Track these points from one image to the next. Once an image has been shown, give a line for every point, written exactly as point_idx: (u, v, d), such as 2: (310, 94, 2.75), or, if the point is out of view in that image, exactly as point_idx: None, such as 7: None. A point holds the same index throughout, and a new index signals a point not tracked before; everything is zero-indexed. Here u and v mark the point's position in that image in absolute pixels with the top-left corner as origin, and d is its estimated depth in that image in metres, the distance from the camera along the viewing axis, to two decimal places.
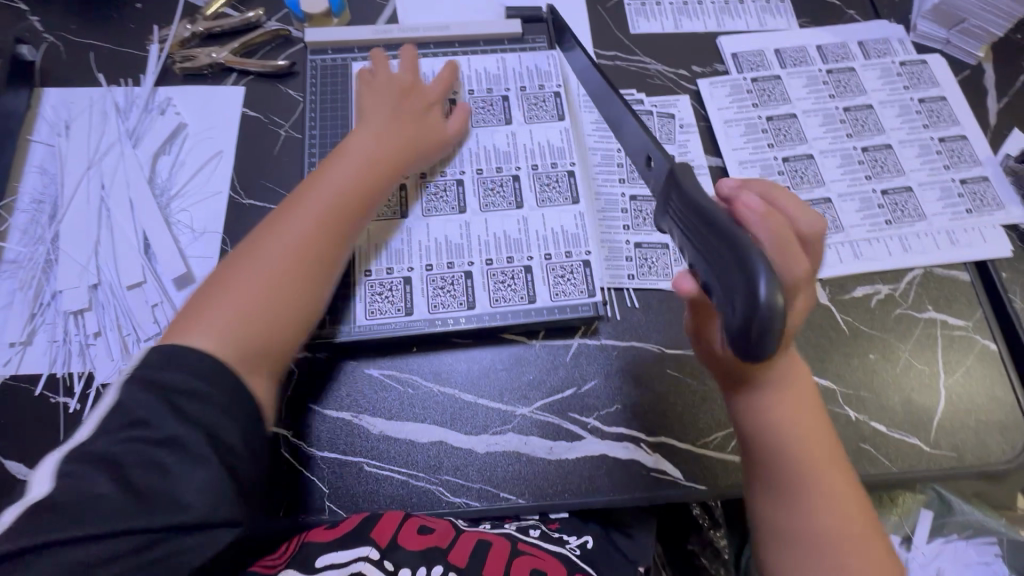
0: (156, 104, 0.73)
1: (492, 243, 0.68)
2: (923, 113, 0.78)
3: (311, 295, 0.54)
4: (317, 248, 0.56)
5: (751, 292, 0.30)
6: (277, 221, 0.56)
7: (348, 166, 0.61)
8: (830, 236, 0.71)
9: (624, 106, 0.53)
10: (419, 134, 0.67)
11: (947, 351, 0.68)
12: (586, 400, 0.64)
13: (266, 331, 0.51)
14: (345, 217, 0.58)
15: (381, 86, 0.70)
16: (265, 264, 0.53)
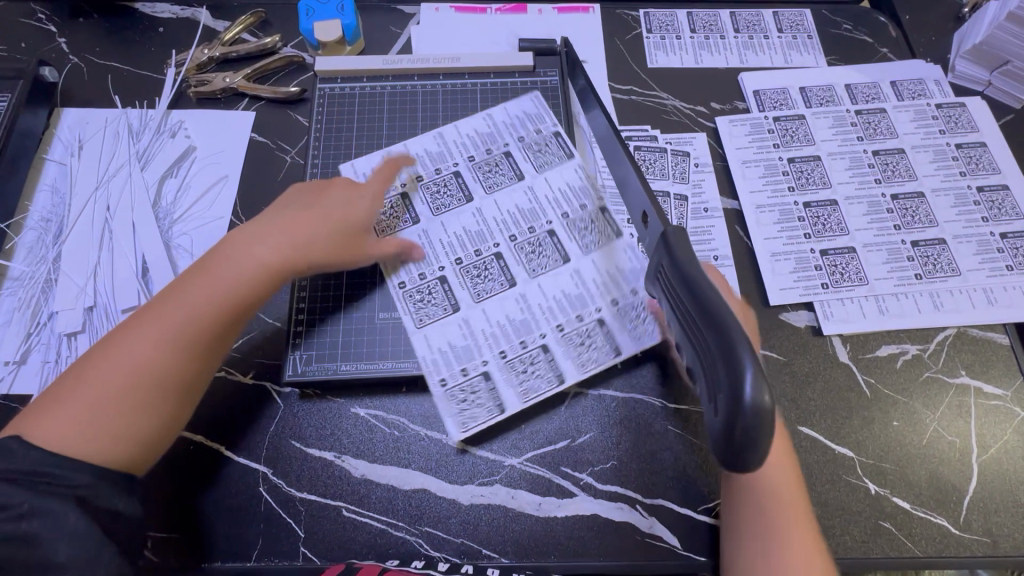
0: (167, 127, 0.74)
1: (509, 293, 0.63)
2: (960, 159, 0.73)
3: (151, 412, 0.52)
4: (166, 364, 0.53)
5: (733, 382, 0.34)
6: (135, 325, 0.54)
7: (221, 272, 0.57)
8: (853, 289, 0.67)
9: (628, 164, 0.54)
10: (337, 242, 0.62)
11: (980, 423, 0.62)
12: (579, 453, 0.60)
13: (106, 443, 0.50)
14: (204, 328, 0.55)
15: (304, 183, 0.66)
16: (121, 368, 0.52)
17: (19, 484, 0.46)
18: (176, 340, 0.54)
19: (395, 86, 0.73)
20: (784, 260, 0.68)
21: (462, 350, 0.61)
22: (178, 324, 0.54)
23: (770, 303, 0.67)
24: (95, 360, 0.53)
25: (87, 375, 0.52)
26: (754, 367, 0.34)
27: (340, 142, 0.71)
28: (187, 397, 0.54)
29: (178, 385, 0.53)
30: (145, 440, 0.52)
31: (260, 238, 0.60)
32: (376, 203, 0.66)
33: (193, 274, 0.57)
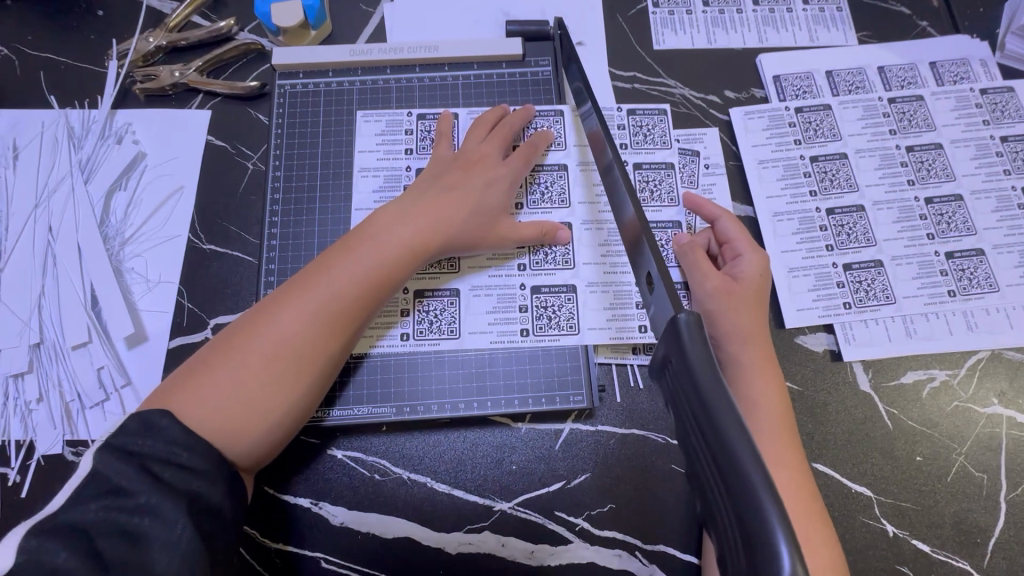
0: (113, 130, 0.66)
1: (514, 320, 0.58)
2: (1005, 155, 0.65)
3: (299, 393, 0.48)
4: (316, 344, 0.49)
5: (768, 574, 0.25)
6: (282, 299, 0.49)
7: (370, 247, 0.52)
8: (878, 309, 0.60)
9: (623, 182, 0.46)
10: (483, 214, 0.56)
11: (1012, 458, 0.57)
12: (575, 496, 0.55)
13: (247, 426, 0.45)
14: (356, 307, 0.50)
15: (445, 152, 0.59)
16: (263, 347, 0.47)
17: (146, 468, 0.40)
18: (329, 318, 0.49)
19: (365, 81, 0.64)
20: (803, 276, 0.61)
21: (462, 388, 0.57)
22: (332, 300, 0.49)
23: (785, 325, 0.60)
24: (240, 335, 0.48)
25: (234, 350, 0.47)
26: (796, 555, 0.25)
27: (303, 147, 0.62)
28: (330, 378, 0.51)
29: (328, 365, 0.50)
30: (287, 421, 0.48)
31: (403, 211, 0.54)
32: (524, 169, 0.59)
33: (342, 249, 0.52)
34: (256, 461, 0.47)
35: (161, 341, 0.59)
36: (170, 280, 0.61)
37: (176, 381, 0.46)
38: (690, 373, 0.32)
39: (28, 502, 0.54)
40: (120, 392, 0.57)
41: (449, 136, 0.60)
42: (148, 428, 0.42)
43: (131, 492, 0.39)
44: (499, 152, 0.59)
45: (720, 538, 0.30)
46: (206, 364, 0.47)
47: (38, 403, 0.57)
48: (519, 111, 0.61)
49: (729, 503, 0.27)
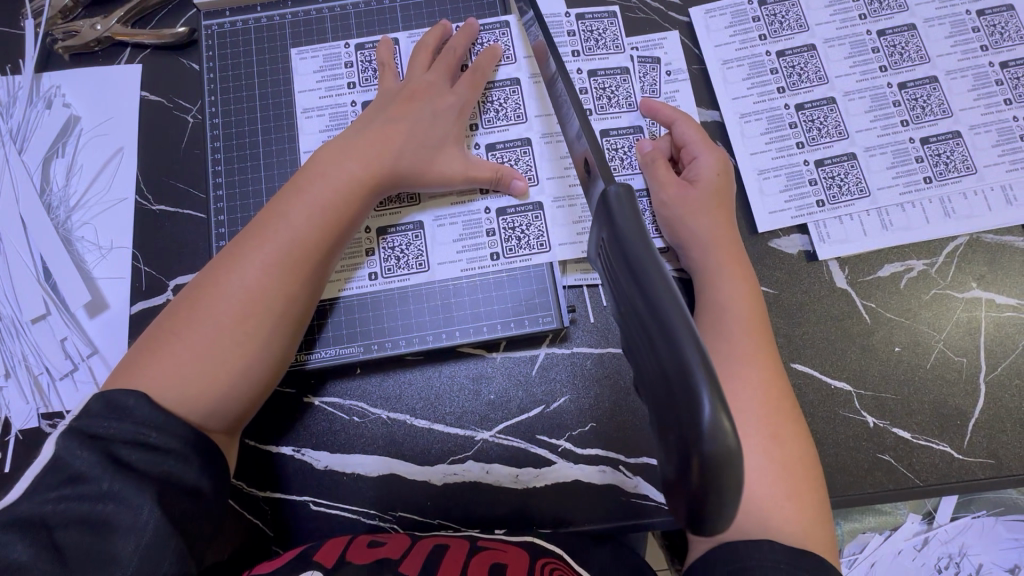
0: (41, 95, 0.62)
1: (483, 245, 0.57)
2: (982, 29, 0.62)
3: (268, 344, 0.46)
4: (276, 292, 0.46)
5: (693, 420, 0.26)
6: (231, 254, 0.47)
7: (317, 186, 0.49)
8: (852, 203, 0.59)
9: (566, 90, 0.43)
10: (438, 144, 0.54)
11: (991, 340, 0.56)
12: (556, 419, 0.55)
13: (219, 385, 0.44)
14: (314, 249, 0.48)
15: (390, 84, 0.56)
16: (221, 305, 0.45)
17: (106, 452, 0.38)
18: (285, 264, 0.47)
19: (297, 14, 0.60)
20: (774, 177, 0.59)
21: (429, 322, 0.56)
22: (285, 247, 0.47)
23: (758, 229, 0.59)
24: (194, 299, 0.46)
25: (192, 316, 0.45)
26: (716, 400, 0.25)
27: (241, 92, 0.59)
28: (300, 324, 0.49)
29: (294, 312, 0.48)
30: (263, 374, 0.47)
31: (348, 146, 0.51)
32: (474, 94, 0.56)
33: (288, 194, 0.49)
34: (239, 417, 0.47)
35: (123, 307, 0.58)
36: (123, 244, 0.59)
37: (136, 358, 0.44)
38: (621, 244, 0.31)
39: (11, 479, 0.53)
40: (88, 361, 0.57)
41: (392, 65, 0.57)
42: (115, 410, 0.40)
43: (91, 477, 0.37)
44: (444, 81, 0.56)
45: (657, 403, 0.31)
46: (164, 335, 0.45)
47: (7, 379, 0.56)
48: (463, 30, 0.58)
49: (658, 362, 0.28)
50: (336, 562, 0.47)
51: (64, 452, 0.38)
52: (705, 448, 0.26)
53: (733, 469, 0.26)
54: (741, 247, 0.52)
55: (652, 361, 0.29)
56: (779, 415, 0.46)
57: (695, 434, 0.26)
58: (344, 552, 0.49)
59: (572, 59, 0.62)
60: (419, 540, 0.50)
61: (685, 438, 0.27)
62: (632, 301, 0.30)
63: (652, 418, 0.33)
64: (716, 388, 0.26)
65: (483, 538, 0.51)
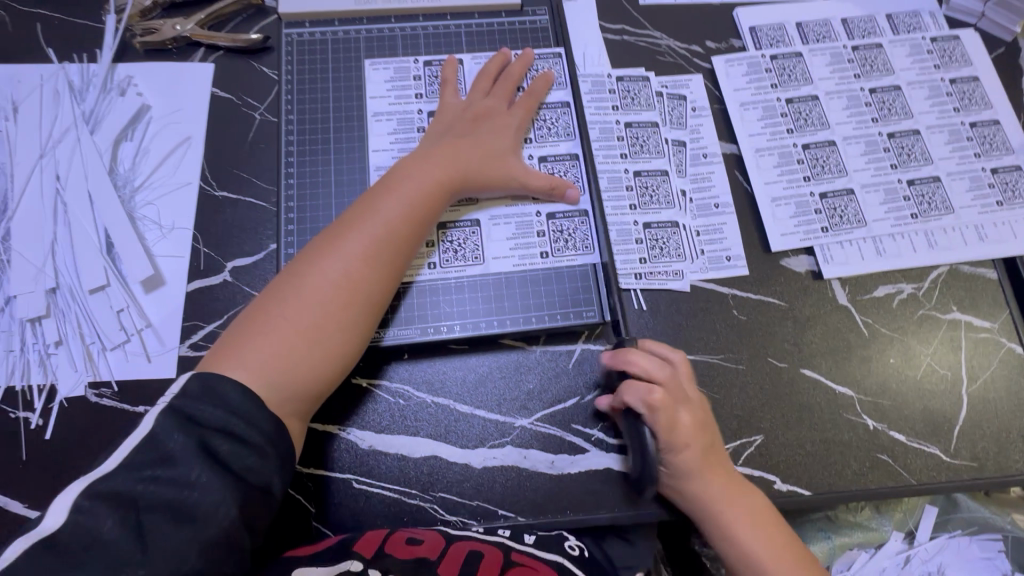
0: (116, 83, 0.66)
1: (533, 245, 0.62)
2: (954, 95, 0.73)
3: (356, 330, 0.51)
4: (362, 288, 0.51)
5: None
6: (323, 250, 0.52)
7: (401, 192, 0.55)
8: (852, 232, 0.67)
9: None
10: (500, 159, 0.60)
11: (971, 356, 0.64)
12: (590, 409, 0.59)
13: (307, 370, 0.48)
14: (397, 246, 0.53)
15: (452, 103, 0.62)
16: (315, 294, 0.50)
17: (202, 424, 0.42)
18: (371, 261, 0.52)
19: (370, 30, 0.67)
20: (785, 205, 0.67)
21: (480, 311, 0.60)
22: (376, 242, 0.52)
23: (771, 248, 0.66)
24: (285, 292, 0.50)
25: (281, 308, 0.49)
26: None
27: (314, 94, 0.64)
28: (379, 316, 0.53)
29: (374, 305, 0.52)
30: (345, 359, 0.51)
31: (423, 159, 0.57)
32: (527, 116, 0.63)
33: (375, 196, 0.55)
34: (315, 402, 0.50)
35: (179, 285, 0.60)
36: (184, 226, 0.62)
37: (229, 346, 0.48)
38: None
39: (53, 445, 0.54)
40: (142, 333, 0.58)
41: (454, 84, 0.64)
42: (210, 393, 0.44)
43: (180, 462, 0.41)
44: (501, 104, 0.63)
45: None
46: (257, 325, 0.49)
47: (58, 346, 0.57)
48: (520, 59, 0.65)
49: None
50: (376, 554, 0.50)
51: (160, 431, 0.42)
52: None
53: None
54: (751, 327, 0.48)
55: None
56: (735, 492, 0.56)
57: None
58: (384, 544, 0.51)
59: (611, 113, 0.68)
60: (454, 542, 0.52)
61: None
62: None
63: None
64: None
65: (516, 548, 0.53)
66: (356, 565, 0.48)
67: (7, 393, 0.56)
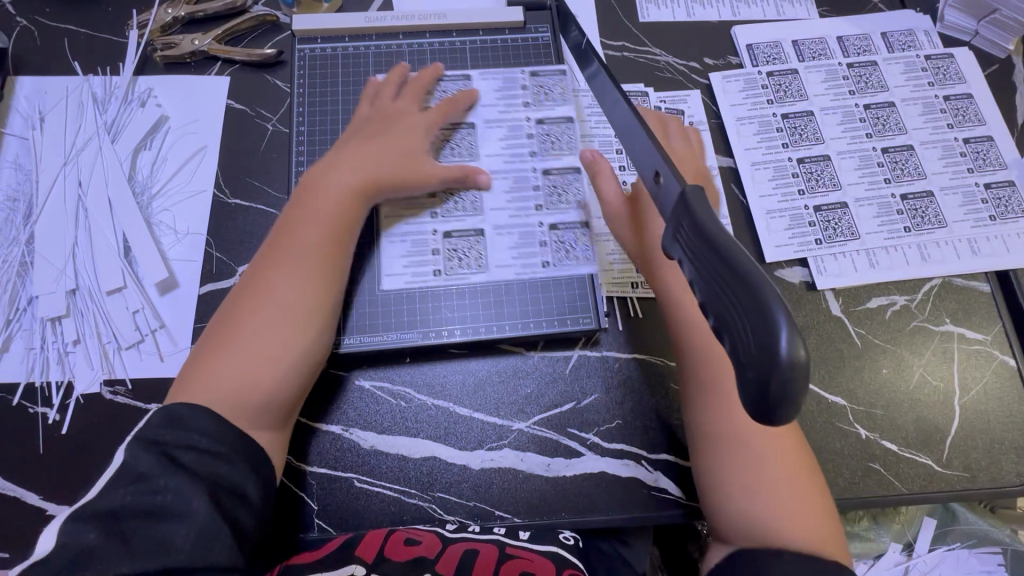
0: (136, 94, 0.69)
1: (535, 255, 0.64)
2: (948, 111, 0.74)
3: (307, 341, 0.53)
4: (301, 300, 0.53)
5: (767, 342, 0.27)
6: (263, 272, 0.54)
7: (311, 206, 0.57)
8: (845, 244, 0.68)
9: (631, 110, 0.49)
10: (416, 159, 0.63)
11: (963, 368, 0.65)
12: (586, 414, 0.61)
13: (262, 384, 0.50)
14: (330, 255, 0.56)
15: (361, 112, 0.65)
16: (263, 314, 0.52)
17: None
18: (303, 274, 0.54)
19: (379, 46, 0.70)
20: (779, 217, 0.69)
21: (482, 316, 0.62)
22: (308, 254, 0.55)
23: (765, 260, 0.68)
24: (234, 317, 0.52)
25: (230, 333, 0.52)
26: (793, 328, 0.26)
27: (325, 107, 0.67)
28: (328, 323, 0.55)
29: (319, 314, 0.54)
30: (301, 370, 0.53)
31: (315, 175, 0.60)
32: (440, 117, 0.66)
33: (289, 216, 0.57)
34: (283, 412, 0.52)
35: (192, 288, 0.63)
36: (199, 231, 0.65)
37: (186, 377, 0.50)
38: (692, 215, 0.33)
39: (70, 440, 0.57)
40: (156, 333, 0.61)
41: (376, 94, 0.66)
42: (177, 422, 0.46)
43: (151, 476, 0.43)
44: (408, 106, 0.65)
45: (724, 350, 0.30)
46: (212, 352, 0.51)
47: (75, 345, 0.60)
48: (394, 69, 0.67)
49: (731, 304, 0.29)
50: (376, 558, 0.53)
51: (129, 457, 0.44)
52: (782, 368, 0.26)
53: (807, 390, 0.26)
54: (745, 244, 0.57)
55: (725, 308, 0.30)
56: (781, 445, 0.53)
57: (772, 363, 0.27)
58: (383, 547, 0.54)
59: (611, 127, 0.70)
60: (451, 542, 0.55)
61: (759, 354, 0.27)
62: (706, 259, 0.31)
63: None
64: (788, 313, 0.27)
65: (510, 543, 0.57)
66: (359, 570, 0.52)
67: (27, 389, 0.58)
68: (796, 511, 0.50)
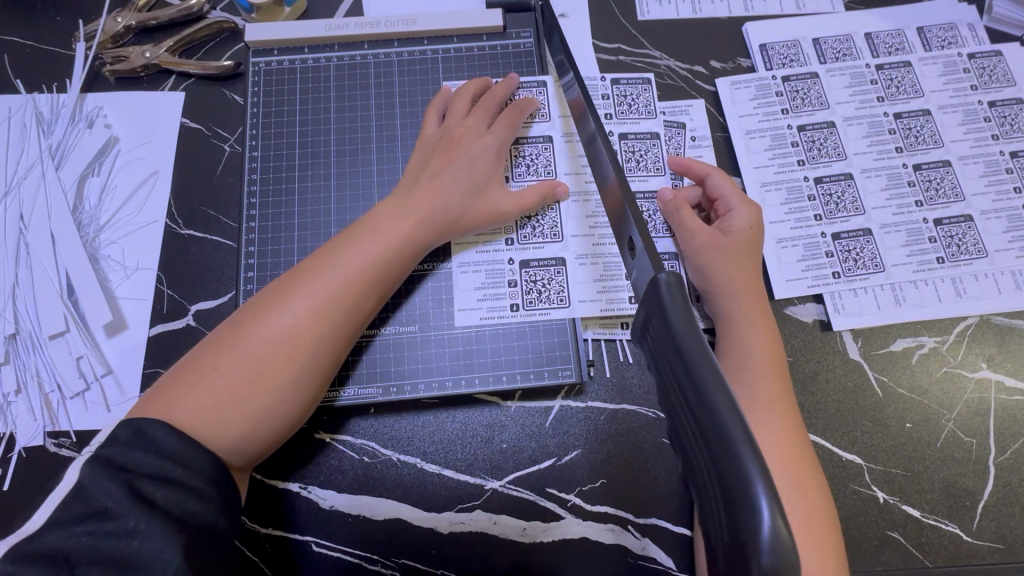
0: (84, 114, 0.64)
1: (505, 295, 0.58)
2: (993, 120, 0.65)
3: (308, 387, 0.46)
4: (315, 341, 0.46)
5: (744, 521, 0.24)
6: (285, 294, 0.47)
7: (365, 242, 0.50)
8: (868, 277, 0.60)
9: (604, 151, 0.44)
10: (481, 192, 0.56)
11: (1000, 422, 0.57)
12: (566, 472, 0.55)
13: (251, 424, 0.44)
14: (362, 295, 0.49)
15: (430, 131, 0.58)
16: (272, 343, 0.45)
17: (135, 489, 0.37)
18: (327, 315, 0.47)
19: (342, 57, 0.63)
20: (792, 247, 0.61)
21: (449, 366, 0.57)
22: (343, 290, 0.48)
23: (775, 296, 0.60)
24: (240, 333, 0.45)
25: (230, 353, 0.44)
26: (774, 505, 0.24)
27: (282, 128, 0.61)
28: (331, 371, 0.48)
29: (325, 361, 0.47)
30: (292, 416, 0.46)
31: (396, 201, 0.53)
32: (511, 134, 0.58)
33: (341, 240, 0.50)
34: (258, 453, 0.46)
35: (141, 330, 0.58)
36: (148, 267, 0.60)
37: (169, 387, 0.43)
38: (672, 336, 0.30)
39: (10, 498, 0.53)
40: (102, 381, 0.56)
41: (443, 110, 0.60)
42: (143, 440, 0.39)
43: (117, 514, 0.36)
44: (481, 124, 0.58)
45: (701, 495, 0.29)
46: (203, 366, 0.44)
47: (18, 395, 0.56)
48: (473, 81, 0.61)
49: (707, 457, 0.27)
50: None
51: (88, 482, 0.37)
52: (760, 552, 0.24)
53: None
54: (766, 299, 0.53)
55: (702, 459, 0.27)
56: (797, 467, 0.46)
57: (751, 546, 0.24)
58: None
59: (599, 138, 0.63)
60: None
61: (737, 532, 0.25)
62: (680, 389, 0.29)
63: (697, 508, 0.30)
64: (771, 485, 0.25)
65: None
66: None
67: None
68: (811, 560, 0.43)
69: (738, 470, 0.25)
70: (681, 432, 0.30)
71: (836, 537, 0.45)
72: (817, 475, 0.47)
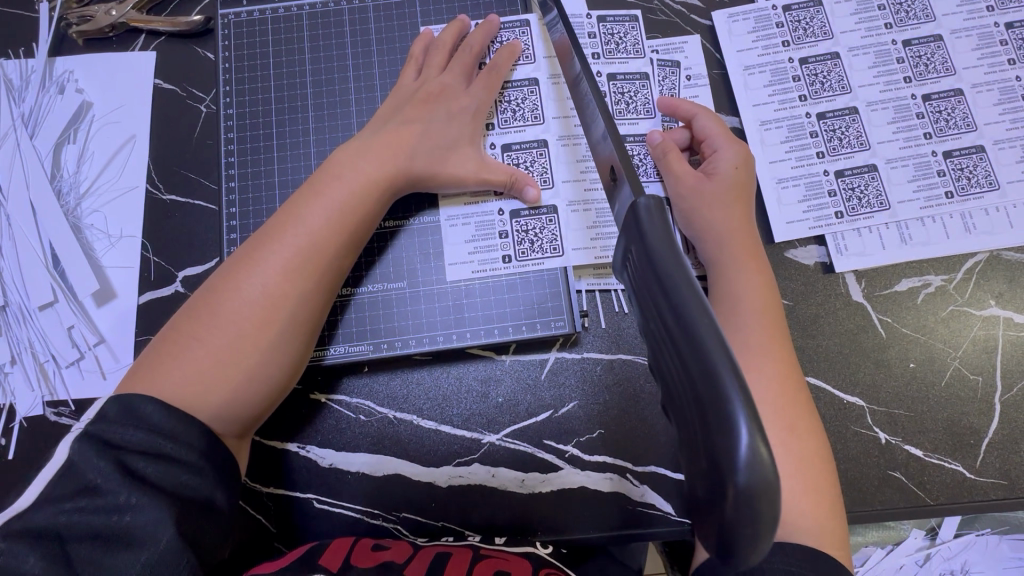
0: (54, 79, 0.62)
1: (496, 247, 0.57)
2: (1010, 43, 0.61)
3: (291, 346, 0.46)
4: (288, 300, 0.45)
5: (723, 446, 0.24)
6: (253, 256, 0.46)
7: (329, 195, 0.48)
8: (871, 216, 0.58)
9: (591, 91, 0.42)
10: (456, 155, 0.54)
11: (1007, 358, 0.56)
12: (563, 424, 0.55)
13: (239, 387, 0.43)
14: (331, 249, 0.47)
15: (407, 82, 0.55)
16: (245, 306, 0.44)
17: (123, 466, 0.37)
18: (298, 273, 0.46)
19: (314, 6, 0.60)
20: (792, 187, 0.59)
21: (439, 322, 0.56)
22: (309, 246, 0.46)
23: (775, 239, 0.58)
24: (214, 301, 0.45)
25: (206, 321, 0.44)
26: (753, 427, 0.23)
27: (256, 83, 0.59)
28: (311, 329, 0.47)
29: (303, 320, 0.46)
30: (280, 377, 0.46)
31: (361, 151, 0.51)
32: (490, 97, 0.56)
33: (302, 196, 0.49)
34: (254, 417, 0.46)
35: (129, 297, 0.57)
36: (131, 233, 0.58)
37: (152, 361, 0.43)
38: (652, 264, 0.29)
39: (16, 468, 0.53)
40: (95, 350, 0.56)
41: (420, 60, 0.57)
42: (132, 415, 0.39)
43: (106, 490, 0.36)
44: (459, 80, 0.56)
45: (682, 421, 0.28)
46: (182, 338, 0.44)
47: (13, 366, 0.56)
48: (452, 26, 0.58)
49: (687, 382, 0.26)
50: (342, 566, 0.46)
51: (78, 458, 0.37)
52: (737, 475, 0.23)
53: (774, 504, 0.23)
54: (758, 241, 0.51)
55: (682, 385, 0.27)
56: (793, 411, 0.45)
57: (728, 469, 0.24)
58: (349, 555, 0.48)
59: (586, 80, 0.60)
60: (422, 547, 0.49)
61: (714, 457, 0.24)
62: (658, 312, 0.28)
63: (677, 437, 0.30)
64: (752, 409, 0.24)
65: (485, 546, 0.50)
66: None
67: None
68: (802, 498, 0.43)
69: (715, 394, 0.24)
70: (660, 358, 0.29)
71: (829, 474, 0.45)
72: (812, 417, 0.46)
